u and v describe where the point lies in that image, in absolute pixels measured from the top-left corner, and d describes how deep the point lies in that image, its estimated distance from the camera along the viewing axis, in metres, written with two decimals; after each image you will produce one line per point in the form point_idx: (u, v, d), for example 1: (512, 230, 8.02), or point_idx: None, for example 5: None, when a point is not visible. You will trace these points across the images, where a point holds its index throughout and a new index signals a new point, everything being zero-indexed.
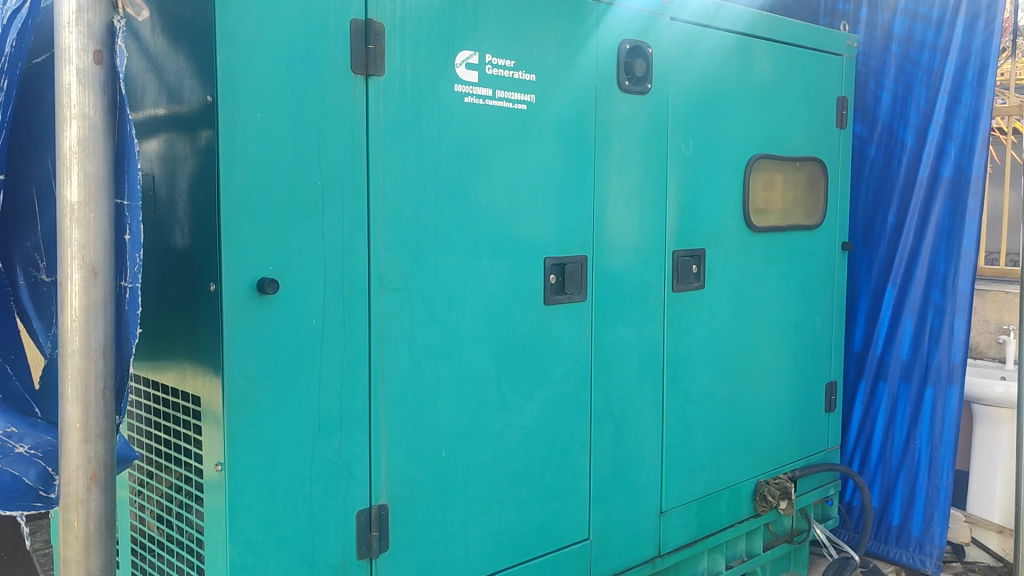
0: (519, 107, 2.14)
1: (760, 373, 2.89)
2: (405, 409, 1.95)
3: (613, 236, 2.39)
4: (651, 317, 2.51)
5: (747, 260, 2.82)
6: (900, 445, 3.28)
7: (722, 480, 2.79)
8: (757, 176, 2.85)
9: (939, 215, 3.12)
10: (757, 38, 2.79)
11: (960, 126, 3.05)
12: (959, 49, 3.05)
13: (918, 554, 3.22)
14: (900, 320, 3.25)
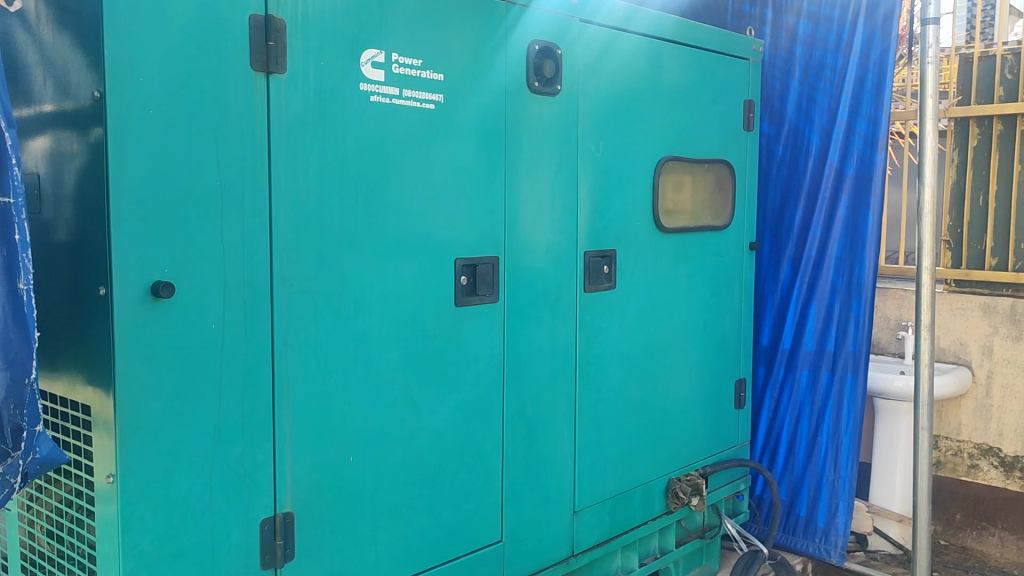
0: (428, 106, 2.11)
1: (670, 371, 2.93)
2: (311, 414, 1.91)
3: (524, 237, 2.39)
4: (563, 318, 2.52)
5: (657, 260, 2.85)
6: (806, 439, 3.37)
7: (634, 478, 2.81)
8: (666, 178, 2.88)
9: (843, 214, 3.22)
10: (667, 41, 2.82)
11: (861, 127, 3.15)
12: (860, 53, 3.15)
13: (823, 544, 3.32)
14: (807, 317, 3.34)
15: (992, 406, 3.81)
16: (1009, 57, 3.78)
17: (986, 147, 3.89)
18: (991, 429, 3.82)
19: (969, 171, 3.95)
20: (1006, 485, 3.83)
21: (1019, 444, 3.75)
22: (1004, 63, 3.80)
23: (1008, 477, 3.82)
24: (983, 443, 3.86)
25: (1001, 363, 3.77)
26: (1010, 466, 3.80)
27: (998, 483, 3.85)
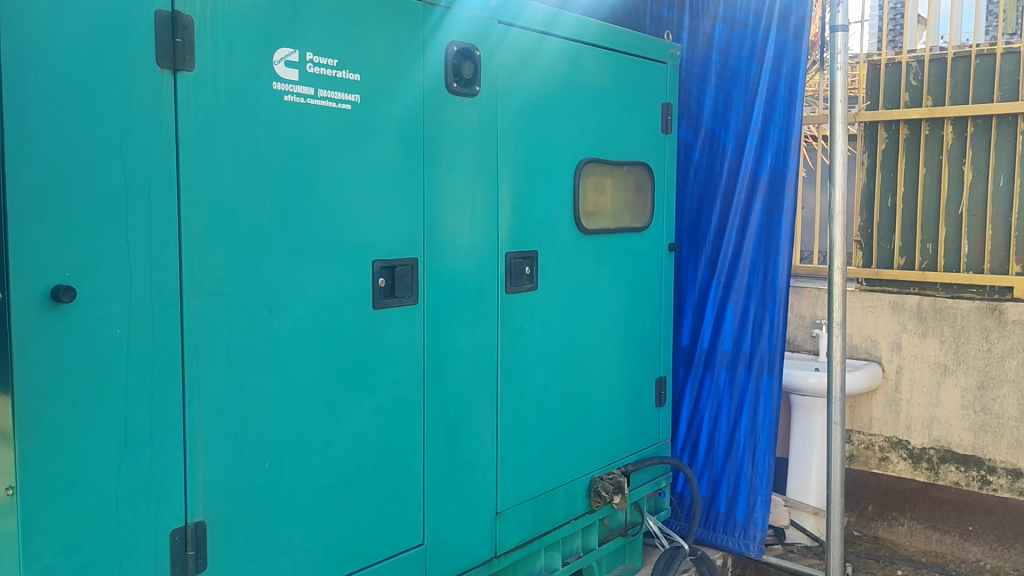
0: (344, 106, 2.08)
1: (592, 371, 2.96)
2: (223, 419, 1.87)
3: (444, 238, 2.38)
4: (484, 319, 2.52)
5: (578, 261, 2.87)
6: (725, 436, 3.43)
7: (557, 478, 2.83)
8: (586, 180, 2.91)
9: (758, 216, 3.29)
10: (587, 44, 2.85)
11: (775, 132, 3.24)
12: (773, 59, 3.24)
13: (742, 539, 3.40)
14: (724, 317, 3.40)
15: (901, 400, 3.95)
16: (914, 63, 3.94)
17: (893, 150, 4.03)
18: (900, 422, 3.96)
19: (877, 173, 4.08)
20: (913, 476, 3.96)
21: (925, 437, 3.89)
22: (910, 70, 3.95)
23: (915, 468, 3.95)
24: (892, 436, 3.99)
25: (909, 358, 3.91)
26: (917, 457, 3.93)
27: (906, 473, 3.97)
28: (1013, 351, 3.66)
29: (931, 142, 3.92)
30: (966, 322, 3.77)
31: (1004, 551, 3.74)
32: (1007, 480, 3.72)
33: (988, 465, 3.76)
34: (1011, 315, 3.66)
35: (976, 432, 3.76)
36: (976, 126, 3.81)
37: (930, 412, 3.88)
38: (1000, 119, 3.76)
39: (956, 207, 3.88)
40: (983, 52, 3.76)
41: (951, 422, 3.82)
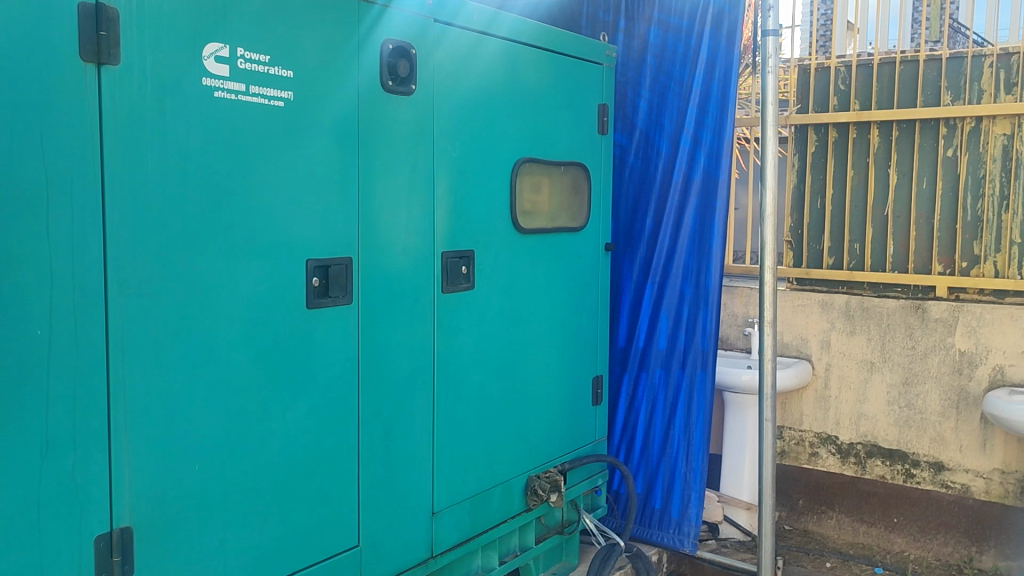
0: (276, 104, 2.05)
1: (529, 370, 2.97)
2: (151, 422, 1.83)
3: (380, 238, 2.36)
4: (420, 319, 2.51)
5: (515, 261, 2.88)
6: (660, 434, 3.48)
7: (493, 477, 2.83)
8: (523, 179, 2.91)
9: (692, 217, 3.35)
10: (523, 44, 2.86)
11: (708, 134, 3.29)
12: (706, 63, 3.29)
13: (677, 534, 3.45)
14: (659, 317, 3.45)
15: (829, 397, 4.05)
16: (842, 68, 4.04)
17: (822, 153, 4.13)
18: (830, 418, 4.06)
19: (807, 176, 4.18)
20: (842, 470, 4.06)
21: (853, 432, 4.00)
22: (838, 74, 4.06)
23: (844, 462, 4.05)
24: (822, 431, 4.09)
25: (837, 356, 4.02)
26: (846, 452, 4.03)
27: (835, 468, 4.08)
28: (935, 348, 3.78)
29: (858, 145, 4.03)
30: (891, 321, 3.88)
31: (926, 541, 3.87)
32: (930, 474, 3.83)
33: (912, 459, 3.86)
34: (934, 313, 3.78)
35: (901, 427, 3.87)
36: (901, 130, 3.93)
37: (857, 408, 3.98)
38: (923, 124, 3.87)
39: (882, 208, 3.99)
40: (908, 58, 3.89)
41: (878, 418, 3.93)
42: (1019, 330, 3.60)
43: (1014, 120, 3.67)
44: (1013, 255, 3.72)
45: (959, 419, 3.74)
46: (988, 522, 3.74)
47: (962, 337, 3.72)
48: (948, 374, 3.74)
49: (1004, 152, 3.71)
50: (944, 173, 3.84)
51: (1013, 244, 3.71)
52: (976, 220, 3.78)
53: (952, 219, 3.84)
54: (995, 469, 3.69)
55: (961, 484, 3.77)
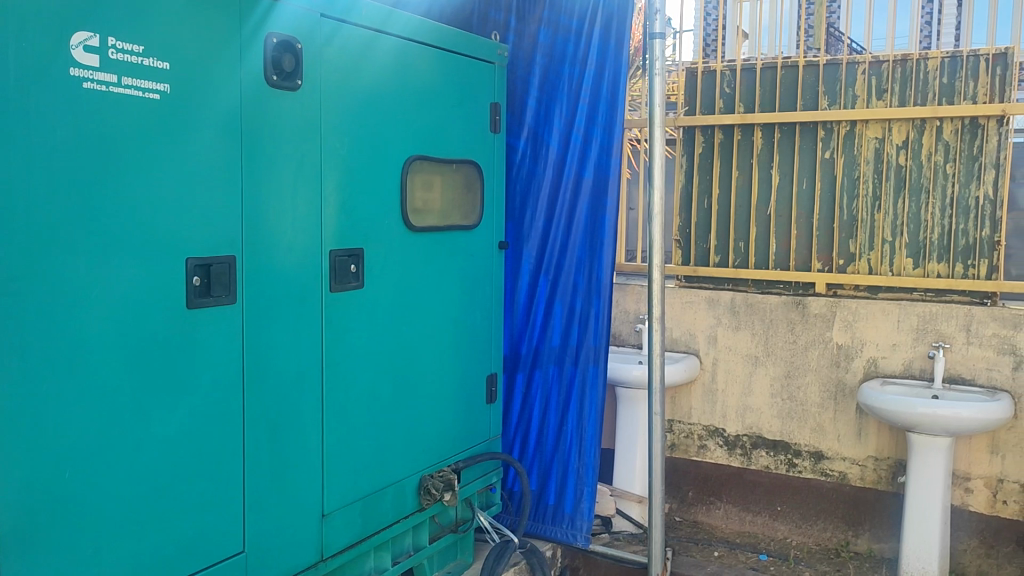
0: (152, 96, 1.98)
1: (421, 369, 2.95)
2: (16, 428, 1.75)
3: (265, 236, 2.31)
4: (308, 319, 2.46)
5: (406, 259, 2.86)
6: (553, 431, 3.52)
7: (385, 477, 2.81)
8: (414, 178, 2.89)
9: (583, 215, 3.40)
10: (415, 42, 2.84)
11: (598, 135, 3.36)
12: (596, 63, 3.36)
13: (570, 529, 3.48)
14: (551, 315, 3.48)
15: (716, 390, 4.17)
16: (728, 72, 4.18)
17: (709, 154, 4.26)
18: (717, 411, 4.19)
19: (695, 176, 4.29)
20: (729, 462, 4.20)
21: (739, 424, 4.14)
22: (724, 78, 4.20)
23: (731, 454, 4.19)
24: (710, 425, 4.22)
25: (724, 351, 4.14)
26: (732, 444, 4.17)
27: (722, 460, 4.21)
28: (815, 342, 3.93)
29: (743, 147, 4.17)
30: (774, 317, 4.02)
31: (807, 527, 4.02)
32: (811, 463, 4.00)
33: (794, 449, 4.02)
34: (813, 309, 3.93)
35: (783, 418, 4.02)
36: (782, 133, 4.08)
37: (743, 401, 4.12)
38: (802, 127, 4.03)
39: (765, 208, 4.14)
40: (789, 63, 4.04)
41: (762, 410, 4.08)
42: (891, 324, 3.78)
43: (886, 124, 3.85)
44: (884, 253, 3.91)
45: (837, 410, 3.90)
46: (863, 507, 3.91)
47: (840, 331, 3.88)
48: (827, 367, 3.90)
49: (876, 155, 3.89)
50: (822, 174, 4.01)
51: (885, 243, 3.90)
52: (851, 220, 3.96)
53: (829, 218, 4.01)
54: (869, 456, 3.86)
55: (838, 472, 3.94)
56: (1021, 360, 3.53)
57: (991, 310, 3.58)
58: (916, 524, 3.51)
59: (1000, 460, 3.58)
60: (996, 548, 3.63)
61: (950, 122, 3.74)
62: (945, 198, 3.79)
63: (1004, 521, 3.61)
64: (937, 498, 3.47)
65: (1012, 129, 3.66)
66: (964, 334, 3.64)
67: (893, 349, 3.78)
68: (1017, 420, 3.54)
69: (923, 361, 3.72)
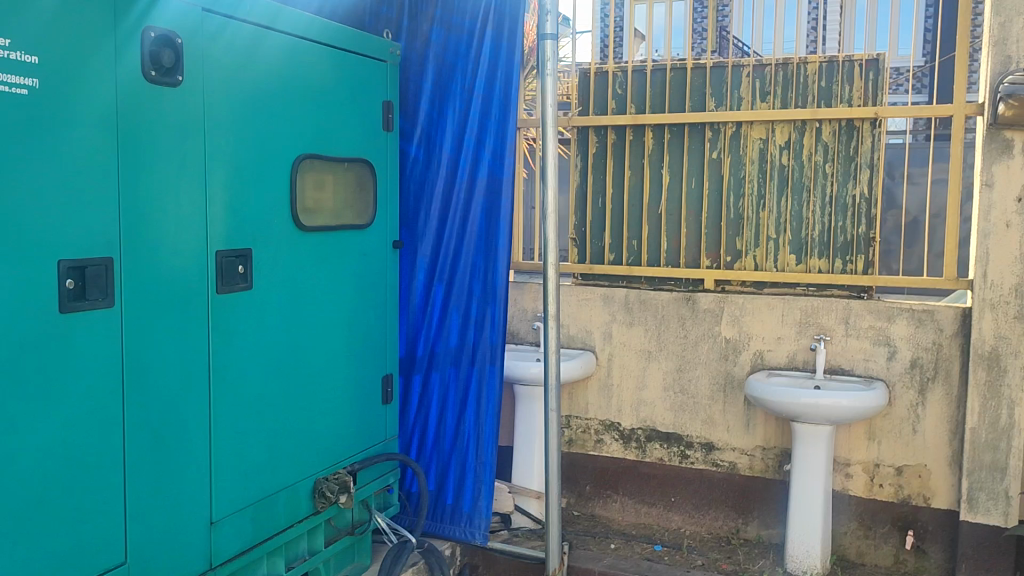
0: (20, 92, 1.90)
1: (313, 371, 2.91)
2: None
3: (145, 237, 2.23)
4: (193, 322, 2.40)
5: (296, 259, 2.81)
6: (451, 430, 3.52)
7: (277, 481, 2.76)
8: (304, 176, 2.84)
9: (478, 215, 3.42)
10: (306, 40, 2.79)
11: (492, 135, 3.38)
12: (488, 64, 3.39)
13: (468, 528, 3.49)
14: (447, 314, 3.48)
15: (612, 385, 4.25)
16: (620, 73, 4.27)
17: (602, 154, 4.34)
18: (612, 406, 4.27)
19: (589, 176, 4.37)
20: (624, 455, 4.28)
21: (634, 418, 4.22)
22: (616, 79, 4.28)
23: (626, 447, 4.27)
24: (606, 419, 4.29)
25: (618, 346, 4.23)
26: (627, 437, 4.25)
27: (618, 453, 4.29)
28: (704, 337, 4.05)
29: (635, 146, 4.26)
30: (666, 313, 4.11)
31: (700, 517, 4.14)
32: (702, 454, 4.11)
33: (686, 441, 4.13)
34: (703, 304, 4.04)
35: (675, 411, 4.13)
36: (672, 134, 4.19)
37: (637, 395, 4.21)
38: (691, 128, 4.15)
39: (656, 207, 4.25)
40: (677, 66, 4.16)
41: (655, 403, 4.17)
42: (775, 318, 3.92)
43: (769, 125, 4.00)
44: (769, 250, 4.06)
45: (726, 401, 4.03)
46: (752, 495, 4.04)
47: (728, 325, 4.01)
48: (716, 360, 4.03)
49: (760, 155, 4.03)
50: (710, 174, 4.13)
51: (769, 241, 4.05)
52: (738, 218, 4.10)
53: (717, 216, 4.14)
54: (756, 446, 4.00)
55: (729, 462, 4.07)
56: (895, 350, 3.71)
57: (867, 303, 3.75)
58: (800, 509, 3.66)
59: (877, 446, 3.76)
60: (873, 528, 3.82)
61: (828, 124, 3.91)
62: (824, 196, 3.96)
63: (881, 503, 3.80)
64: (819, 484, 3.63)
65: (885, 130, 3.84)
66: (842, 326, 3.80)
67: (777, 342, 3.93)
68: (892, 407, 3.72)
69: (805, 353, 3.88)
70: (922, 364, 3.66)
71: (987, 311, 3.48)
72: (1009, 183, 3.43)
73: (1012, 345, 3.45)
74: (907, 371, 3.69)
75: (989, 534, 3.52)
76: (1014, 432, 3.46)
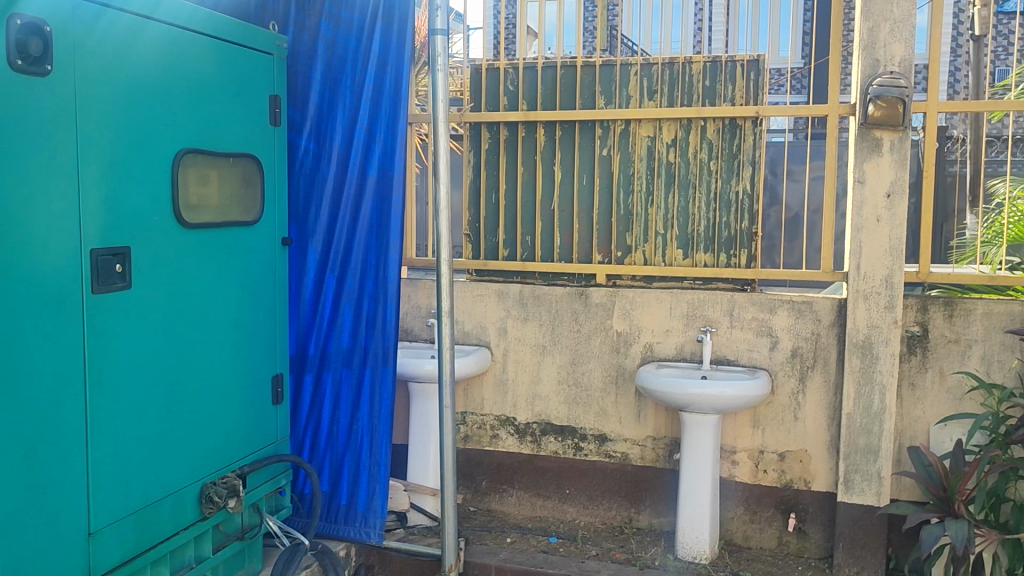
0: None
1: (198, 373, 2.82)
2: None
3: (12, 234, 2.12)
4: (66, 323, 2.29)
5: (179, 257, 2.71)
6: (344, 429, 3.47)
7: (160, 488, 2.66)
8: (186, 171, 2.74)
9: (369, 212, 3.38)
10: (188, 31, 2.70)
11: (382, 131, 3.36)
12: (378, 59, 3.35)
13: (363, 528, 3.46)
14: (339, 311, 3.43)
15: (507, 380, 4.28)
16: (511, 70, 4.30)
17: (495, 150, 4.35)
18: (507, 401, 4.29)
19: (482, 172, 4.38)
20: (520, 449, 4.31)
21: (529, 412, 4.26)
22: (507, 75, 4.31)
23: (521, 442, 4.30)
24: (501, 414, 4.31)
25: (513, 342, 4.25)
26: (522, 432, 4.29)
27: (513, 448, 4.32)
28: (597, 331, 4.12)
29: (527, 143, 4.30)
30: (559, 307, 4.16)
31: (594, 507, 4.21)
32: (596, 446, 4.18)
33: (580, 434, 4.19)
34: (595, 299, 4.11)
35: (569, 404, 4.19)
36: (563, 130, 4.24)
37: (532, 390, 4.24)
38: (582, 125, 4.20)
39: (549, 203, 4.30)
40: (567, 63, 4.21)
41: (549, 397, 4.22)
42: (664, 311, 4.02)
43: (656, 123, 4.09)
44: (657, 245, 4.16)
45: (618, 393, 4.11)
46: (643, 485, 4.13)
47: (619, 319, 4.08)
48: (609, 353, 4.11)
49: (648, 152, 4.12)
50: (600, 170, 4.20)
51: (657, 236, 4.15)
52: (628, 214, 4.18)
53: (607, 212, 4.21)
54: (647, 436, 4.10)
55: (621, 452, 4.15)
56: (777, 340, 3.86)
57: (750, 295, 3.89)
58: (689, 497, 3.77)
59: (761, 433, 3.91)
60: (758, 513, 3.96)
61: (712, 122, 4.02)
62: (709, 193, 4.08)
63: (765, 488, 3.94)
64: (707, 471, 3.74)
65: (765, 129, 3.98)
66: (727, 318, 3.93)
67: (666, 335, 4.03)
68: (774, 395, 3.87)
69: (693, 344, 3.99)
70: (802, 353, 3.82)
71: (860, 301, 3.66)
72: (879, 180, 3.61)
73: (884, 333, 3.63)
74: (789, 360, 3.85)
75: (864, 513, 3.70)
76: (886, 416, 3.65)
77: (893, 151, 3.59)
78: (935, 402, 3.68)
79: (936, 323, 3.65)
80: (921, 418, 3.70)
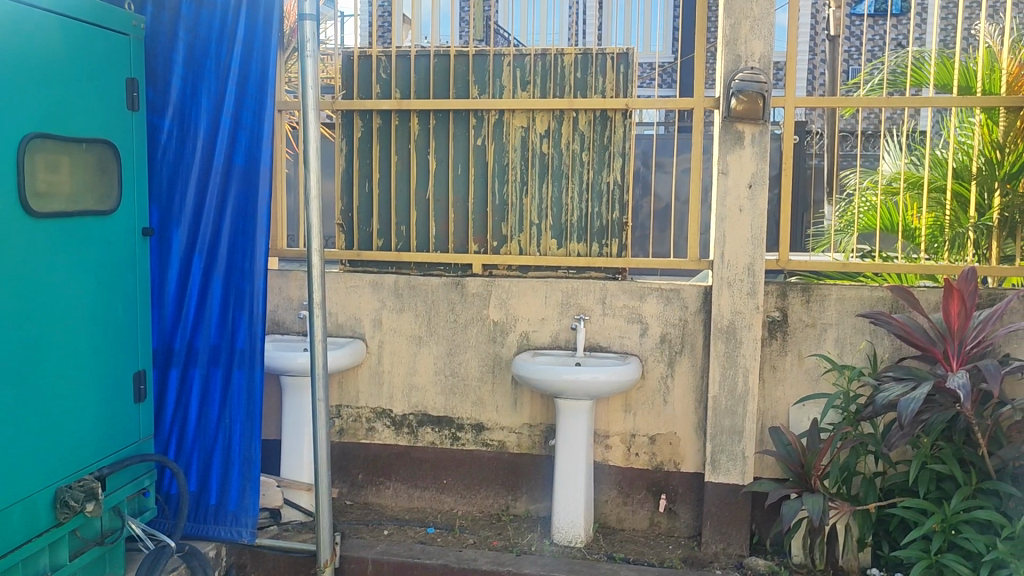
0: None
1: (49, 371, 2.66)
2: None
3: None
4: None
5: (27, 249, 2.56)
6: (213, 427, 3.35)
7: (10, 494, 2.50)
8: (34, 157, 2.58)
9: (236, 202, 3.28)
10: (35, 9, 2.54)
11: (250, 119, 3.25)
12: (243, 44, 3.24)
13: (235, 527, 3.36)
14: (206, 305, 3.31)
15: (382, 372, 4.24)
16: (383, 58, 4.25)
17: (367, 139, 4.30)
18: (383, 393, 4.25)
19: (355, 161, 4.31)
20: (396, 441, 4.28)
21: (405, 403, 4.23)
22: (379, 64, 4.26)
23: (398, 433, 4.27)
24: (377, 407, 4.27)
25: (388, 333, 4.21)
26: (399, 424, 4.26)
27: (389, 440, 4.28)
28: (473, 320, 4.13)
29: (401, 132, 4.26)
30: (435, 297, 4.15)
31: (471, 496, 4.22)
32: (473, 435, 4.20)
33: (457, 423, 4.20)
34: (471, 288, 4.11)
35: (446, 394, 4.19)
36: (437, 120, 4.22)
37: (408, 380, 4.22)
38: (456, 115, 4.20)
39: (423, 193, 4.27)
40: (440, 52, 4.20)
41: (426, 388, 4.21)
42: (539, 300, 4.07)
43: (530, 114, 4.13)
44: (532, 235, 4.20)
45: (494, 382, 4.14)
46: (519, 472, 4.18)
47: (495, 308, 4.10)
48: (485, 342, 4.12)
49: (522, 143, 4.15)
50: (475, 160, 4.20)
51: (532, 226, 4.19)
52: (503, 204, 4.21)
53: (482, 202, 4.23)
54: (523, 424, 4.14)
55: (498, 440, 4.18)
56: (646, 327, 3.97)
57: (621, 283, 3.98)
58: (564, 483, 3.84)
59: (632, 417, 4.02)
60: (631, 495, 4.07)
61: (584, 113, 4.09)
62: (582, 183, 4.14)
63: (637, 471, 4.06)
64: (581, 456, 3.82)
65: (635, 121, 4.07)
66: (600, 306, 4.01)
67: (541, 323, 4.08)
68: (645, 380, 3.99)
69: (567, 332, 4.05)
70: (670, 339, 3.95)
71: (725, 288, 3.80)
72: (741, 171, 3.76)
73: (746, 319, 3.79)
74: (657, 346, 3.96)
75: (729, 491, 3.86)
76: (749, 397, 3.81)
77: (754, 144, 3.73)
78: (794, 383, 3.87)
79: (794, 308, 3.83)
80: (781, 399, 3.88)
